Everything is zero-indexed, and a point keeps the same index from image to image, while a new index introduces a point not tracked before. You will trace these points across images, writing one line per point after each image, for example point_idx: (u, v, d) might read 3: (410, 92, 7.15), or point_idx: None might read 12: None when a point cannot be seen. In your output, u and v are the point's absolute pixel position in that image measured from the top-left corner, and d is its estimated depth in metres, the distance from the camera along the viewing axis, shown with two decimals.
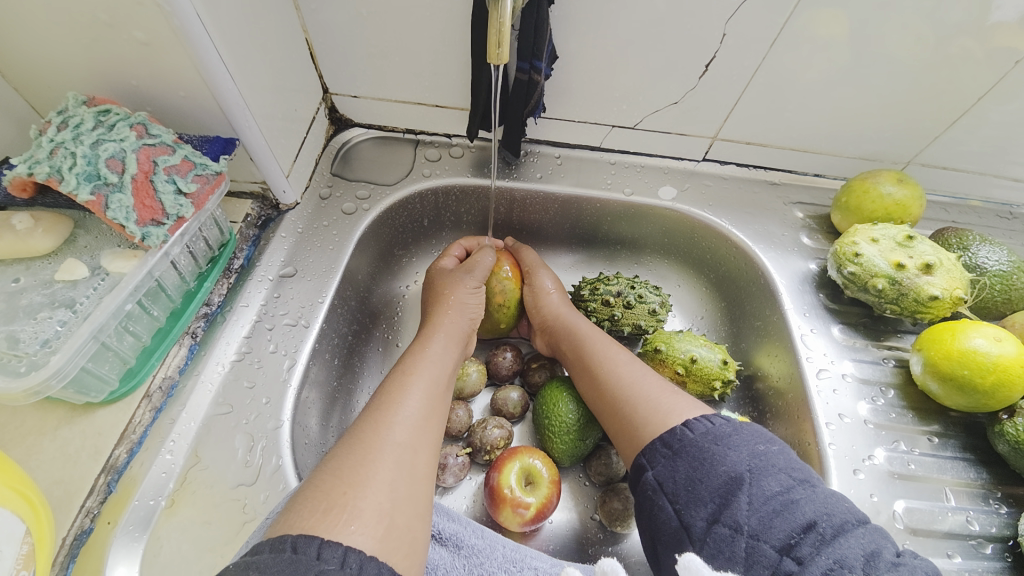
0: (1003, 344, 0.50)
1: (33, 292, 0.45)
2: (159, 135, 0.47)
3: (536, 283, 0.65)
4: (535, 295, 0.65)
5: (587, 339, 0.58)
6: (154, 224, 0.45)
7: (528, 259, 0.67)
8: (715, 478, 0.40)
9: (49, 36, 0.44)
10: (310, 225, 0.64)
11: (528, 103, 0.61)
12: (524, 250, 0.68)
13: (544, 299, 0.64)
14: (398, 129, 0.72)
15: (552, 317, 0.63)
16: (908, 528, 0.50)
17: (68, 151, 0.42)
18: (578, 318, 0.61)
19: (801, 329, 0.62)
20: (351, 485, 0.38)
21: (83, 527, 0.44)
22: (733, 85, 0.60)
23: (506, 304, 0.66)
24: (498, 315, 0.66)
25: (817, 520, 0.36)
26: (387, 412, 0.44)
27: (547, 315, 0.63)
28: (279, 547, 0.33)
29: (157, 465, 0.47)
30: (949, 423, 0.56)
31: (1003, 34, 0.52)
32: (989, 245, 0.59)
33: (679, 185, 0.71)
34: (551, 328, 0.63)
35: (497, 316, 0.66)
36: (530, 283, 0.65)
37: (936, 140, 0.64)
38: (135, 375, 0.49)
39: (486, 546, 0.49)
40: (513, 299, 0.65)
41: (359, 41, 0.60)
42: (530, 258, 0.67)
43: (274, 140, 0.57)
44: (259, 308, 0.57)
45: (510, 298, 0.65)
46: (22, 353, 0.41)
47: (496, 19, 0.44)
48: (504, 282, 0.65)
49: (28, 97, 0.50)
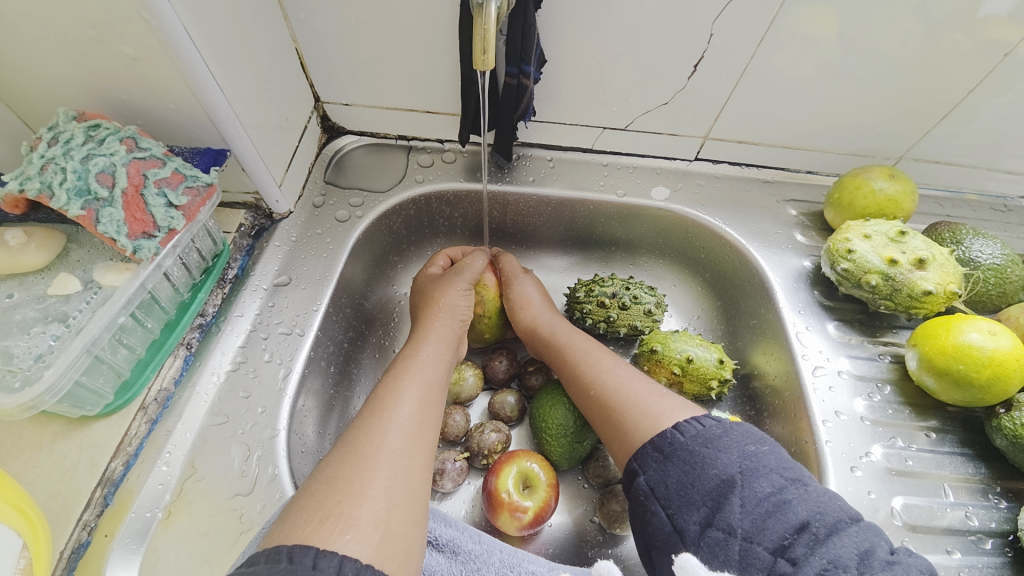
0: (998, 338, 0.50)
1: (26, 307, 0.45)
2: (149, 148, 0.47)
3: (515, 291, 0.65)
4: (513, 305, 0.65)
5: (570, 346, 0.58)
6: (145, 237, 0.45)
7: (508, 266, 0.67)
8: (707, 482, 0.40)
9: (38, 52, 0.45)
10: (304, 234, 0.64)
11: (519, 107, 0.61)
12: (506, 255, 0.69)
13: (523, 308, 0.64)
14: (391, 136, 0.72)
15: (532, 327, 0.63)
16: (907, 525, 0.50)
17: (58, 166, 0.43)
18: (559, 323, 0.62)
19: (797, 326, 0.61)
20: (347, 493, 0.38)
21: (80, 541, 0.44)
22: (723, 84, 0.60)
23: (487, 314, 0.66)
24: (481, 326, 0.66)
25: (810, 520, 0.36)
26: (381, 419, 0.44)
27: (530, 324, 0.63)
28: (275, 557, 0.33)
29: (152, 478, 0.47)
30: (947, 418, 0.56)
31: (991, 27, 0.52)
32: (983, 239, 0.59)
33: (672, 185, 0.71)
34: (534, 337, 0.63)
35: (481, 327, 0.66)
36: (512, 292, 0.65)
37: (928, 135, 0.64)
38: (130, 388, 0.49)
39: (484, 551, 0.49)
40: (493, 308, 0.66)
41: (349, 49, 0.60)
42: (511, 265, 0.67)
43: (266, 150, 0.57)
44: (254, 318, 0.57)
45: (489, 308, 0.65)
46: (16, 368, 0.41)
47: (480, 25, 0.45)
48: (483, 293, 0.65)
49: (20, 113, 0.51)
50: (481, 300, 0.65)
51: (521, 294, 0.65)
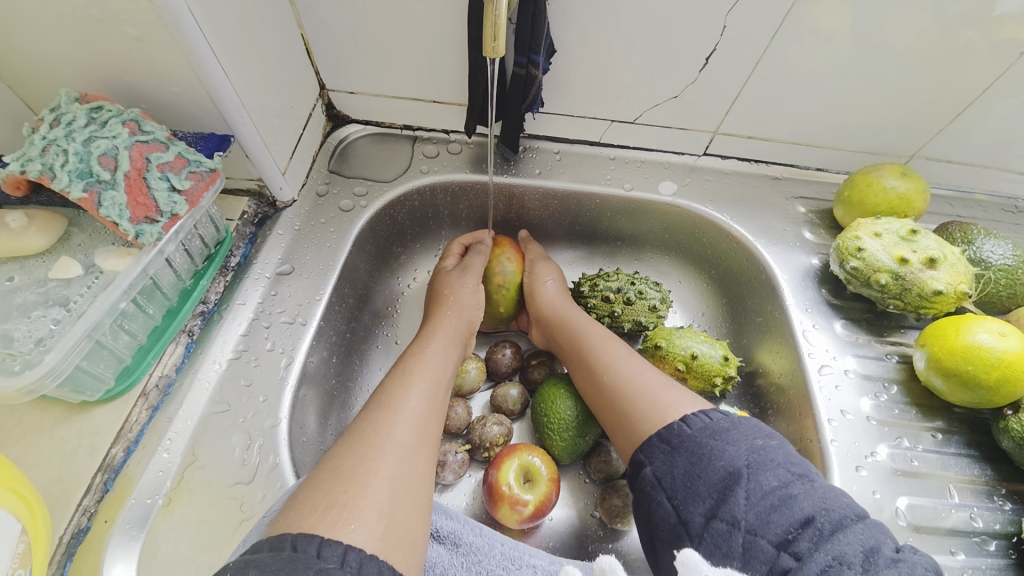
0: (1008, 339, 0.49)
1: (26, 291, 0.44)
2: (152, 132, 0.46)
3: (536, 273, 0.65)
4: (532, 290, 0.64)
5: (584, 333, 0.58)
6: (147, 221, 0.45)
7: (533, 251, 0.68)
8: (713, 474, 0.40)
9: (40, 32, 0.44)
10: (307, 223, 0.64)
11: (527, 97, 0.60)
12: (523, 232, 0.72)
13: (540, 288, 0.64)
14: (396, 125, 0.71)
15: (547, 312, 0.62)
16: (911, 525, 0.50)
17: (60, 148, 0.42)
18: (574, 310, 0.61)
19: (803, 325, 0.61)
20: (351, 483, 0.37)
21: (80, 526, 0.44)
22: (734, 77, 0.59)
23: (506, 287, 0.66)
24: (498, 298, 0.66)
25: (815, 515, 0.36)
26: (387, 411, 0.44)
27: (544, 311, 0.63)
28: (279, 545, 0.33)
29: (153, 464, 0.47)
30: (953, 418, 0.56)
31: (1008, 26, 0.51)
32: (994, 239, 0.58)
33: (680, 180, 0.71)
34: (547, 324, 0.62)
35: (498, 300, 0.66)
36: (534, 271, 0.66)
37: (939, 133, 0.63)
38: (131, 374, 0.49)
39: (485, 543, 0.49)
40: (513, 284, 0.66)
41: (356, 36, 0.59)
42: (535, 249, 0.68)
43: (271, 137, 0.56)
44: (256, 306, 0.57)
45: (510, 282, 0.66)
46: (16, 352, 0.41)
47: (491, 11, 0.44)
48: (505, 264, 0.66)
49: (22, 94, 0.50)
50: (503, 273, 0.65)
51: (536, 278, 0.65)
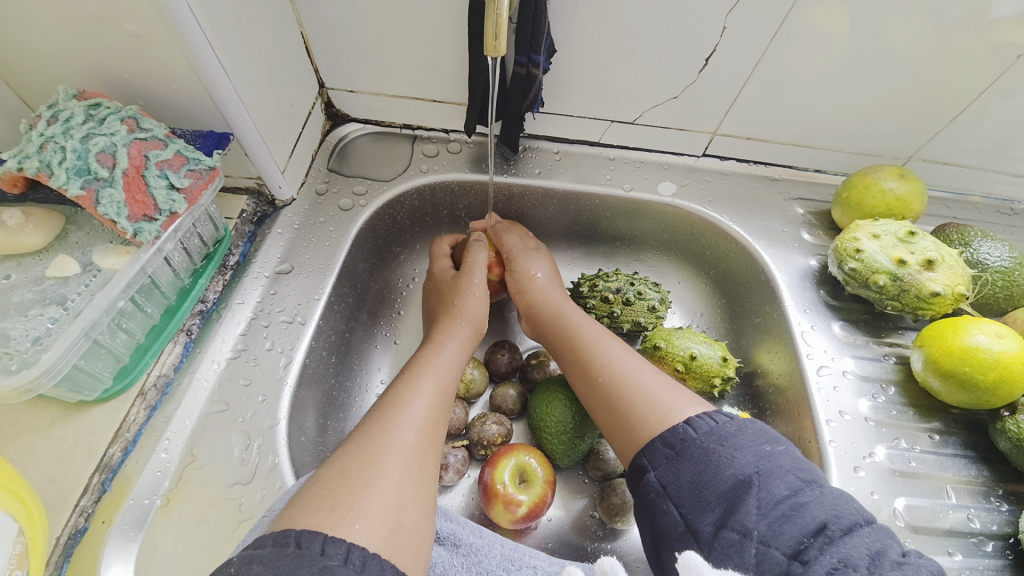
0: (1005, 341, 0.49)
1: (23, 289, 0.44)
2: (150, 129, 0.46)
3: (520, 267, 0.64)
4: (517, 278, 0.64)
5: (576, 328, 0.57)
6: (146, 219, 0.45)
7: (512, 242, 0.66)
8: (722, 483, 0.39)
9: (37, 28, 0.43)
10: (306, 221, 0.64)
11: (527, 97, 0.60)
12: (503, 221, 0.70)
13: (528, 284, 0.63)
14: (396, 124, 0.71)
15: (539, 304, 0.62)
16: (909, 526, 0.50)
17: (58, 145, 0.42)
18: (567, 306, 0.61)
19: (801, 326, 0.61)
20: (358, 484, 0.37)
21: (77, 527, 0.44)
22: (733, 79, 0.59)
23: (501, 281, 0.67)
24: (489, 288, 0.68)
25: (827, 522, 0.36)
26: (395, 414, 0.44)
27: (536, 300, 0.62)
28: (283, 541, 0.33)
29: (151, 464, 0.47)
30: (950, 419, 0.56)
31: (1003, 29, 0.51)
32: (991, 241, 0.59)
33: (679, 181, 0.71)
34: (540, 315, 0.62)
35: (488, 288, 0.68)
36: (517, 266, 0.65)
37: (937, 135, 0.64)
38: (129, 373, 0.48)
39: (485, 544, 0.49)
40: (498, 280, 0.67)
41: (355, 34, 0.59)
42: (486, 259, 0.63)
43: (269, 135, 0.56)
44: (254, 305, 0.56)
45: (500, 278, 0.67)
46: (12, 351, 0.40)
47: (493, 11, 0.43)
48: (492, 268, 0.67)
49: (18, 90, 0.50)
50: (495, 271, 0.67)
51: (527, 265, 0.64)
